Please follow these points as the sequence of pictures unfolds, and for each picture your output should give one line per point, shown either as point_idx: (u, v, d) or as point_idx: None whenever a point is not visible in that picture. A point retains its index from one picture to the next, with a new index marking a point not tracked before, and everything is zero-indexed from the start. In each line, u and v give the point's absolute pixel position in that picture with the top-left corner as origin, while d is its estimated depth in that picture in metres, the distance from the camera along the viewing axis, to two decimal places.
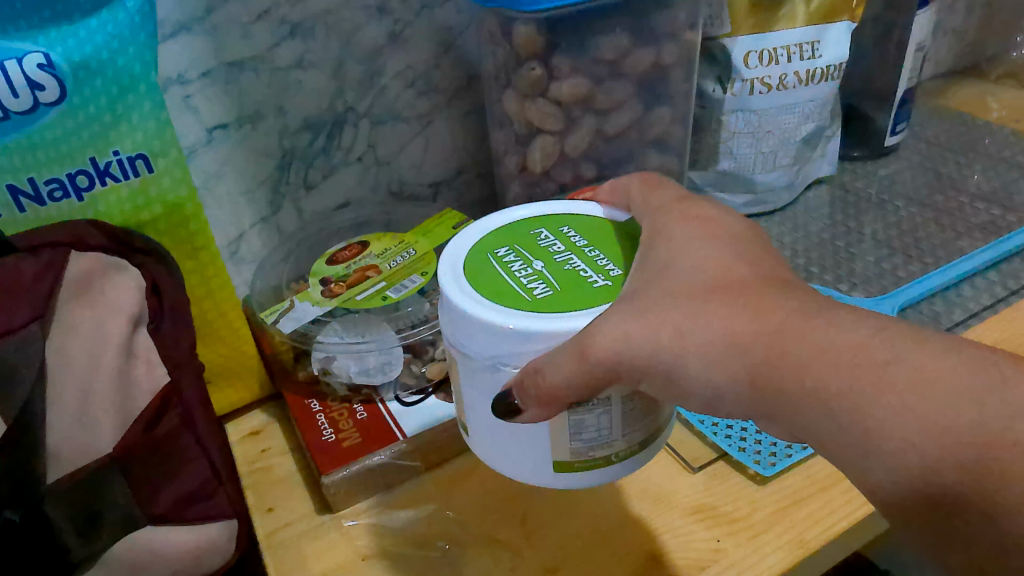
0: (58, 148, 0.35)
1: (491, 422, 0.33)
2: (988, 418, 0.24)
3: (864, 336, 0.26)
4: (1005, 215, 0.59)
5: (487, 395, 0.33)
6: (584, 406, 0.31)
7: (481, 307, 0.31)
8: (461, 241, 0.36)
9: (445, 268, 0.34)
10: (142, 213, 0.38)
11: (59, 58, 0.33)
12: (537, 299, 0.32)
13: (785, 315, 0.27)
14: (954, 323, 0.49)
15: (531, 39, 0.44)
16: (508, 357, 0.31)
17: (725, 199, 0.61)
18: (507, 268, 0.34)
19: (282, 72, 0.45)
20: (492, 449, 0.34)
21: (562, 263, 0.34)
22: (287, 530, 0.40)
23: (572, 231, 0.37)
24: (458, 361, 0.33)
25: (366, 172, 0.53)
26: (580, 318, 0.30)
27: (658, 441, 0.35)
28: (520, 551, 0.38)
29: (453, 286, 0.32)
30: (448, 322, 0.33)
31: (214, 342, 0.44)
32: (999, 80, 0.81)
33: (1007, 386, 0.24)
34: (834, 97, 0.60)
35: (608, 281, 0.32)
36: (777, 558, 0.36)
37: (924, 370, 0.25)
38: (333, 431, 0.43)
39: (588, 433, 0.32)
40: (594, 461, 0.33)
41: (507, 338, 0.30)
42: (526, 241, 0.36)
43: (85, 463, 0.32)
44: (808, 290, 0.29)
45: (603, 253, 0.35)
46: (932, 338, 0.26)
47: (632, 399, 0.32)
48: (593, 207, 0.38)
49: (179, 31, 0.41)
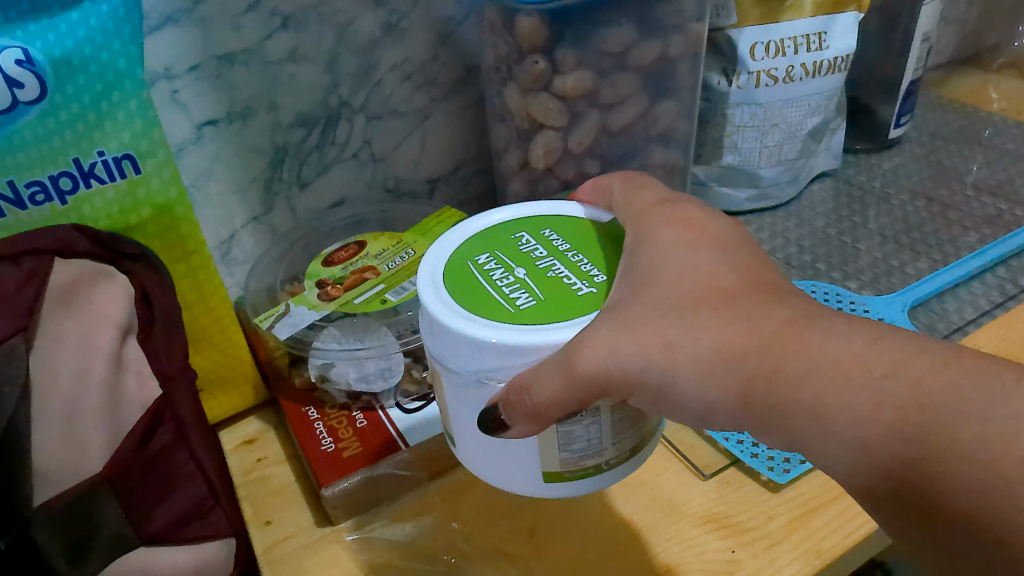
0: (39, 148, 0.33)
1: (480, 436, 0.32)
2: (994, 436, 0.22)
3: (861, 347, 0.25)
4: (1012, 210, 0.58)
5: (474, 408, 0.31)
6: (573, 417, 0.30)
7: (462, 319, 0.30)
8: (440, 248, 0.34)
9: (425, 279, 0.32)
10: (130, 216, 0.36)
11: (38, 53, 0.31)
12: (521, 310, 0.30)
13: (800, 328, 0.26)
14: (965, 322, 0.48)
15: (536, 30, 0.42)
16: (492, 371, 0.29)
17: (729, 194, 0.60)
18: (488, 276, 0.32)
19: (274, 65, 0.44)
20: (479, 463, 0.33)
21: (545, 270, 0.33)
22: (285, 545, 0.39)
23: (554, 234, 0.35)
24: (442, 375, 0.32)
25: (362, 168, 0.51)
26: (565, 329, 0.29)
27: (648, 448, 0.34)
28: (528, 564, 0.37)
29: (433, 298, 0.31)
30: (430, 335, 0.31)
31: (206, 348, 0.43)
32: (1001, 69, 0.80)
33: (1009, 400, 0.22)
34: (840, 88, 0.58)
35: (593, 289, 0.31)
36: (793, 569, 0.35)
37: (925, 381, 0.23)
38: (333, 441, 0.41)
39: (578, 444, 0.31)
40: (585, 470, 0.32)
41: (491, 352, 0.29)
42: (507, 246, 0.34)
43: (75, 483, 0.31)
44: (801, 295, 0.28)
45: (587, 258, 0.33)
46: (931, 346, 0.24)
47: (621, 408, 0.31)
48: (576, 207, 0.37)
49: (166, 23, 0.39)
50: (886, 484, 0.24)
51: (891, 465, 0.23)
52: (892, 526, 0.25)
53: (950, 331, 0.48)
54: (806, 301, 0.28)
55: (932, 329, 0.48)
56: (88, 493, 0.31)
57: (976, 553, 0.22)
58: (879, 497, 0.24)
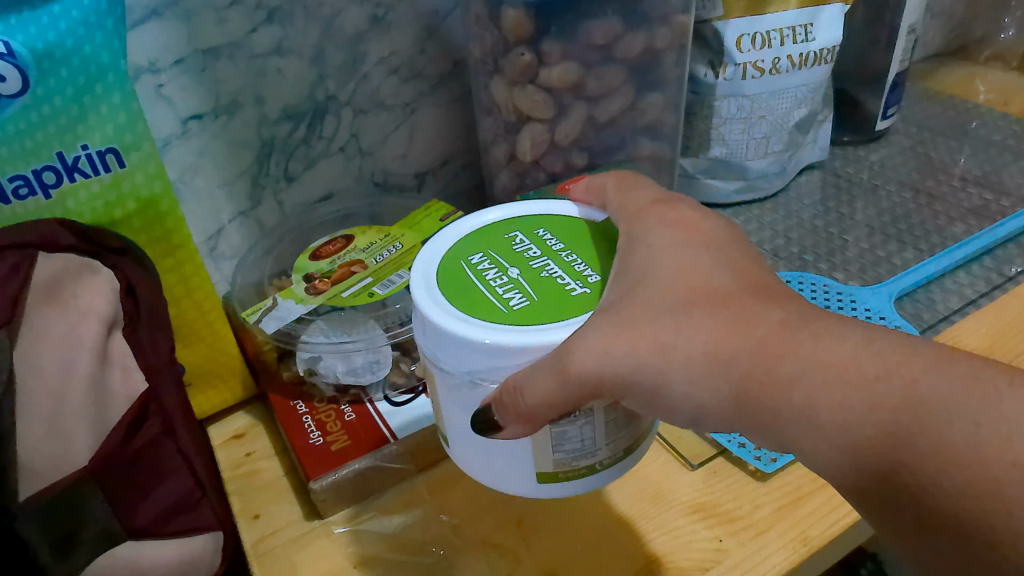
0: (22, 142, 0.33)
1: (473, 436, 0.32)
2: (983, 433, 0.22)
3: (853, 350, 0.25)
4: (998, 200, 0.59)
5: (467, 409, 0.31)
6: (566, 419, 0.30)
7: (456, 320, 0.30)
8: (434, 247, 0.34)
9: (418, 278, 0.32)
10: (114, 210, 0.36)
11: (20, 46, 0.31)
12: (514, 310, 0.30)
13: (778, 325, 0.26)
14: (950, 311, 0.49)
15: (520, 23, 0.42)
16: (486, 372, 0.29)
17: (716, 186, 0.60)
18: (481, 276, 0.32)
19: (259, 59, 0.43)
20: (473, 462, 0.33)
21: (538, 270, 0.33)
22: (274, 538, 0.39)
23: (548, 233, 0.35)
24: (436, 375, 0.32)
25: (349, 162, 0.51)
26: (559, 330, 0.29)
27: (642, 448, 0.34)
28: (516, 555, 0.37)
29: (425, 298, 0.31)
30: (424, 336, 0.31)
31: (193, 343, 0.42)
32: (987, 62, 0.81)
33: (1002, 406, 0.22)
34: (826, 80, 0.58)
35: (587, 289, 0.31)
36: (781, 558, 0.35)
37: (903, 372, 0.24)
38: (321, 434, 0.41)
39: (571, 444, 0.31)
40: (579, 470, 0.32)
41: (484, 352, 0.29)
42: (501, 246, 0.34)
43: (60, 477, 0.31)
44: (796, 298, 0.28)
45: (581, 258, 0.33)
46: (915, 342, 0.25)
47: (614, 410, 0.31)
48: (569, 207, 0.37)
49: (150, 16, 0.39)
50: (867, 466, 0.24)
51: (871, 446, 0.24)
52: (876, 518, 0.25)
53: (936, 320, 0.48)
54: (791, 298, 0.28)
55: (918, 319, 0.48)
56: (73, 487, 0.31)
57: (952, 531, 0.22)
58: (859, 487, 0.25)
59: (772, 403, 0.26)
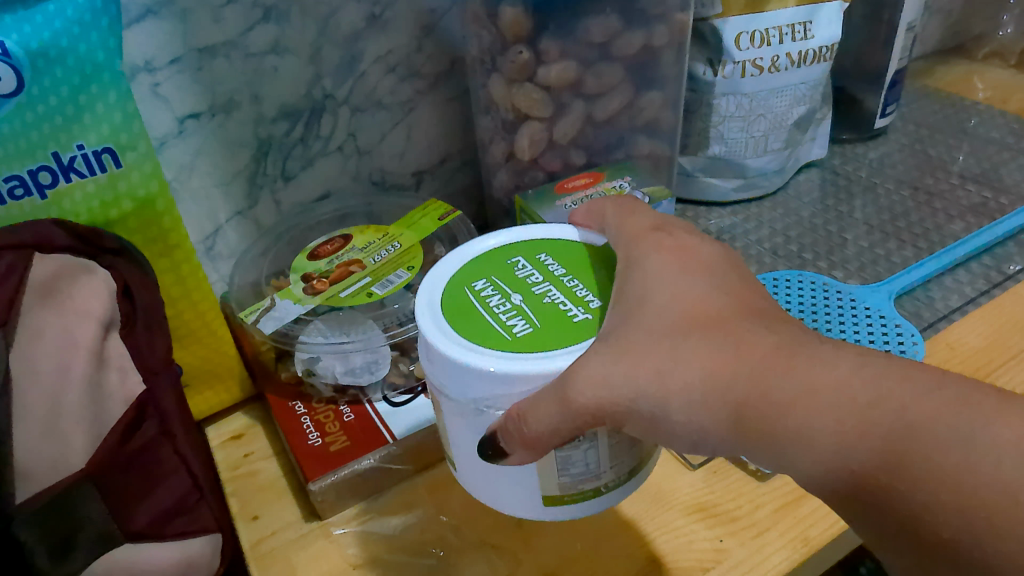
0: (17, 142, 0.32)
1: (477, 458, 0.32)
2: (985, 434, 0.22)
3: (847, 371, 0.25)
4: (996, 197, 0.59)
5: (472, 435, 0.31)
6: (570, 443, 0.30)
7: (460, 349, 0.29)
8: (437, 274, 0.34)
9: (422, 307, 0.32)
10: (110, 210, 0.36)
11: (15, 46, 0.31)
12: (517, 338, 0.30)
13: (773, 343, 0.26)
14: (950, 309, 0.49)
15: (519, 21, 0.42)
16: (491, 400, 0.29)
17: (714, 184, 0.60)
18: (484, 303, 0.32)
19: (256, 58, 0.43)
20: (478, 484, 0.33)
21: (541, 296, 0.32)
22: (275, 539, 0.39)
23: (550, 258, 0.35)
24: (441, 403, 0.31)
25: (346, 161, 0.50)
26: (563, 357, 0.28)
27: (645, 470, 0.34)
28: (516, 555, 0.37)
29: (429, 325, 0.31)
30: (429, 365, 0.31)
31: (191, 343, 0.42)
32: (986, 58, 0.81)
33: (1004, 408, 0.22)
34: (824, 78, 0.58)
35: (588, 315, 0.31)
36: (781, 558, 0.35)
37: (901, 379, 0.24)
38: (320, 435, 0.41)
39: (576, 468, 0.31)
40: (583, 493, 0.32)
41: (488, 381, 0.29)
42: (503, 272, 0.34)
43: (56, 480, 0.30)
44: (788, 322, 0.28)
45: (582, 283, 0.33)
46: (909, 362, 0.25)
47: (618, 433, 0.30)
48: (570, 229, 0.37)
49: (146, 14, 0.39)
50: (866, 468, 0.24)
51: (873, 449, 0.23)
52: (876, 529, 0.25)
53: (935, 319, 0.48)
54: (786, 324, 0.28)
55: (917, 318, 0.48)
56: (72, 488, 0.30)
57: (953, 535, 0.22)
58: (861, 494, 0.24)
59: (768, 416, 0.25)
